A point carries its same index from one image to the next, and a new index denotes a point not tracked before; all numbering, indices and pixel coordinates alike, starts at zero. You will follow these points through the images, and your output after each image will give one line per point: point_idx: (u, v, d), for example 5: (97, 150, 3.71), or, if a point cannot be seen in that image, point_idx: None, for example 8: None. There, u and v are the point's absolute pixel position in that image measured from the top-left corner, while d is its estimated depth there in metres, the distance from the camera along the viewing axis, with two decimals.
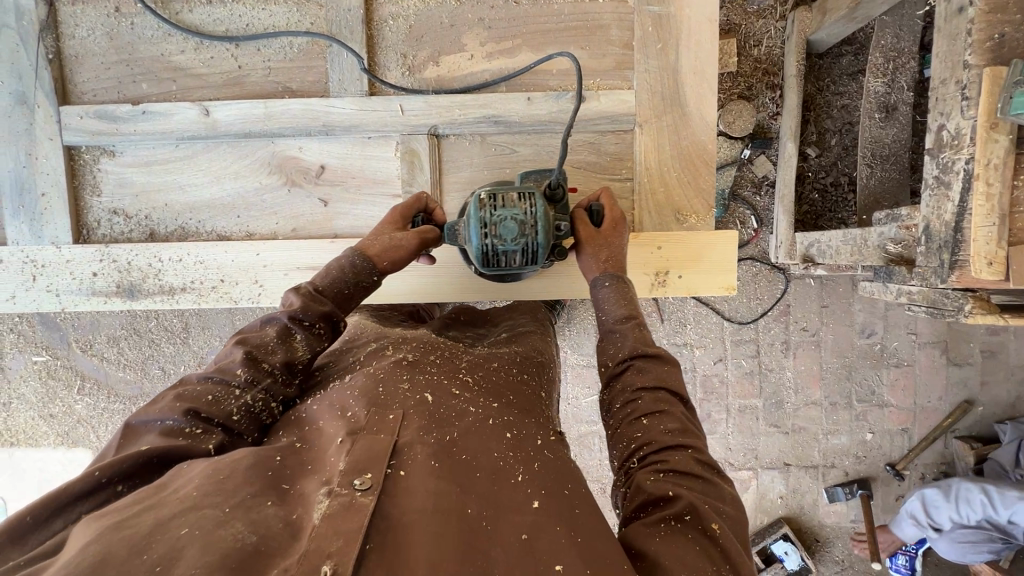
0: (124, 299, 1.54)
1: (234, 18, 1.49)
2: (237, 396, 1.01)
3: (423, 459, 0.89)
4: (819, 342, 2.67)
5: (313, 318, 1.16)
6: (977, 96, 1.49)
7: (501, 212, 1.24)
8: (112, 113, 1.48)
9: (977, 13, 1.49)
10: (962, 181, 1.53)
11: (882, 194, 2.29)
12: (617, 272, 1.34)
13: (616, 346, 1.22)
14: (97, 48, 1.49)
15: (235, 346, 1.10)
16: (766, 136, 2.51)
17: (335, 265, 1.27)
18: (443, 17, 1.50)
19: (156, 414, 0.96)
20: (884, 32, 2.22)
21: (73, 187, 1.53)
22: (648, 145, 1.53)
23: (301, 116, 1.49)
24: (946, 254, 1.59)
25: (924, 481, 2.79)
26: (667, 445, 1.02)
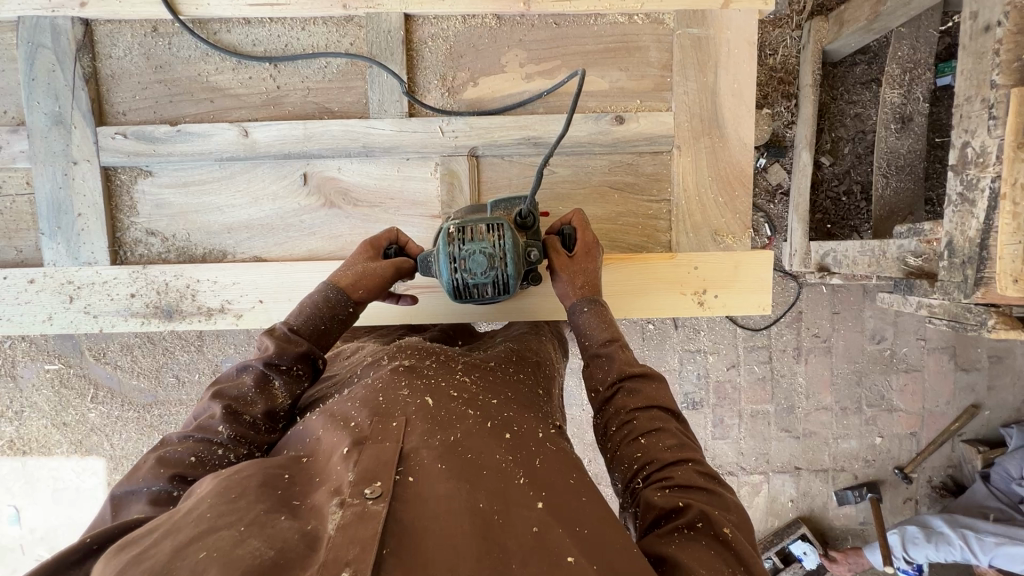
0: (161, 320, 1.53)
1: (273, 38, 1.48)
2: (219, 455, 1.06)
3: (430, 463, 0.89)
4: (830, 348, 2.70)
5: (291, 361, 1.19)
6: (1004, 116, 1.53)
7: (469, 246, 1.22)
8: (151, 134, 1.47)
9: (1005, 34, 1.53)
10: (987, 199, 1.57)
11: (897, 205, 2.31)
12: (594, 296, 1.33)
13: (604, 370, 1.21)
14: (133, 68, 1.48)
15: (212, 399, 1.13)
16: (781, 144, 2.54)
17: (310, 302, 1.28)
18: (482, 38, 1.50)
19: (142, 482, 1.00)
20: (901, 43, 2.24)
21: (110, 209, 1.53)
22: (685, 167, 1.54)
23: (340, 138, 1.48)
24: (970, 270, 1.63)
25: (931, 484, 2.83)
26: (668, 462, 1.03)
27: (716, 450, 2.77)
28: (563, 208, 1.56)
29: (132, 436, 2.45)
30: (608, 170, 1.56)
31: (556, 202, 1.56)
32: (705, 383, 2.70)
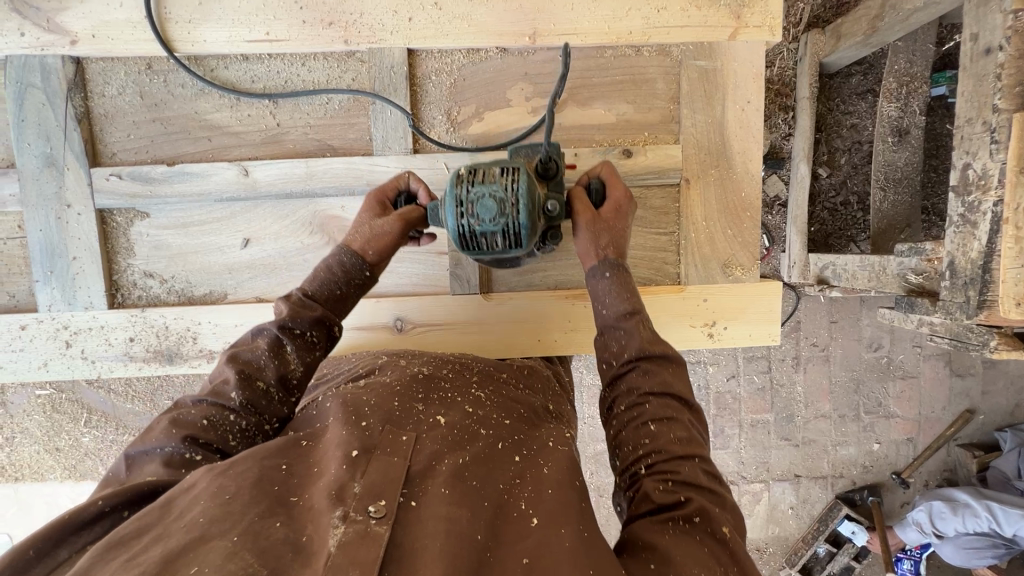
0: (162, 364, 1.50)
1: (272, 74, 1.44)
2: (230, 421, 1.03)
3: (436, 485, 0.85)
4: (829, 357, 2.72)
5: (305, 327, 1.13)
6: (1007, 140, 1.54)
7: (478, 189, 1.09)
8: (147, 175, 1.43)
9: (1008, 58, 1.55)
10: (989, 222, 1.58)
11: (894, 218, 2.31)
12: (617, 260, 1.23)
13: (620, 343, 1.15)
14: (127, 107, 1.44)
15: (225, 363, 1.10)
16: (778, 157, 2.54)
17: (324, 266, 1.21)
18: (486, 73, 1.47)
19: (154, 442, 0.97)
20: (897, 58, 2.25)
21: (107, 251, 1.48)
22: (692, 201, 1.52)
23: (343, 175, 1.45)
24: (973, 291, 1.63)
25: (927, 487, 2.87)
26: (675, 454, 0.99)
27: (718, 460, 2.77)
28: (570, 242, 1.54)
29: None
30: None
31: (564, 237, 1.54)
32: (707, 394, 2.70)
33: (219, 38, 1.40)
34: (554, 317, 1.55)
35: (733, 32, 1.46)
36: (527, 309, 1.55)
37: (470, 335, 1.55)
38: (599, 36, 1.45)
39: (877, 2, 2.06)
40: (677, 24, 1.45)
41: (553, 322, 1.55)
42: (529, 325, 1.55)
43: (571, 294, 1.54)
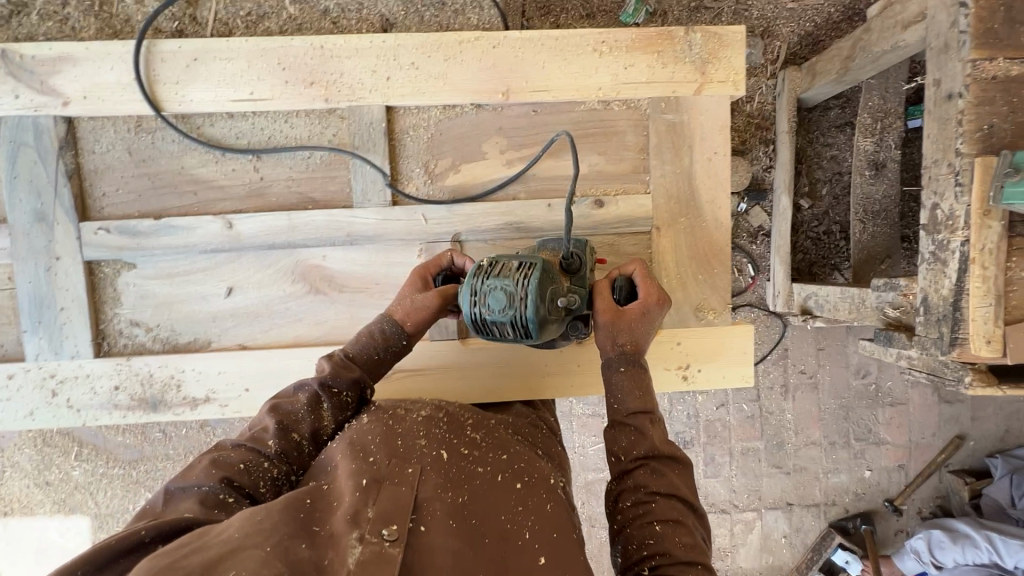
0: (145, 411, 1.53)
1: (256, 131, 1.50)
2: (264, 467, 1.09)
3: (442, 516, 0.94)
4: (816, 384, 2.74)
5: (342, 386, 1.23)
6: (970, 183, 1.63)
7: (492, 283, 1.21)
8: (134, 228, 1.48)
9: (967, 105, 1.65)
10: (957, 261, 1.65)
11: (874, 249, 2.37)
12: (630, 354, 1.29)
13: (630, 439, 1.21)
14: (117, 163, 1.49)
15: (268, 412, 1.19)
16: (761, 188, 2.59)
17: (366, 331, 1.33)
18: (462, 127, 1.53)
19: (193, 480, 1.03)
20: (871, 94, 2.30)
21: (94, 301, 1.52)
22: (664, 248, 1.57)
23: (325, 227, 1.50)
24: (946, 328, 1.68)
25: (921, 514, 2.87)
26: (679, 559, 1.05)
27: (708, 489, 2.78)
28: None
29: (117, 494, 2.39)
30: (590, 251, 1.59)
31: None
32: (696, 422, 2.72)
33: (206, 97, 1.46)
34: (534, 362, 1.59)
35: (699, 86, 1.53)
36: (507, 354, 1.58)
37: (453, 378, 1.57)
38: (570, 92, 1.51)
39: (848, 43, 2.16)
40: (645, 80, 1.52)
41: (533, 364, 1.58)
42: (510, 368, 1.58)
43: None
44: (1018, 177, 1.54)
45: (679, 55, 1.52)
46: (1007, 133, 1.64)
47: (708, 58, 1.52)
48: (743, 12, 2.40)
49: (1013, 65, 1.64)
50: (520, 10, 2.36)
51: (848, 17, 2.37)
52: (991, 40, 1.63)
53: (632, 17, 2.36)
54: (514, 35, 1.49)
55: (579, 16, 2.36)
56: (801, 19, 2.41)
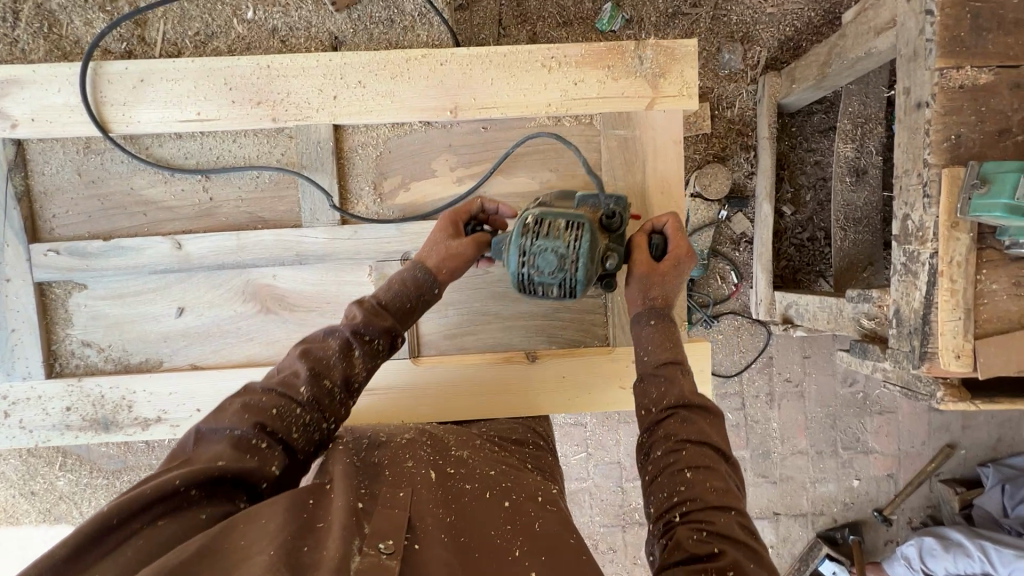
0: (97, 432, 1.52)
1: (205, 151, 1.50)
2: (297, 413, 1.10)
3: (434, 531, 0.98)
4: (802, 393, 2.70)
5: (374, 334, 1.22)
6: (938, 194, 1.58)
7: (542, 243, 1.18)
8: (83, 250, 1.48)
9: (934, 114, 1.61)
10: (928, 273, 1.60)
11: (856, 256, 2.32)
12: (662, 310, 1.34)
13: (661, 389, 1.25)
14: (66, 184, 1.50)
15: (298, 356, 1.18)
16: (742, 195, 2.54)
17: (397, 278, 1.31)
18: (412, 145, 1.52)
19: (226, 422, 1.04)
20: (851, 99, 2.27)
21: (46, 322, 1.52)
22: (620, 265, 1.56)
23: (274, 246, 1.49)
24: (916, 341, 1.63)
25: (912, 524, 2.80)
26: (711, 502, 1.07)
27: None
28: (501, 305, 1.58)
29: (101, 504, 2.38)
30: None
31: (496, 299, 1.58)
32: None
33: (152, 118, 1.46)
34: (486, 382, 1.57)
35: (650, 102, 1.51)
36: (459, 375, 1.56)
37: (425, 397, 1.56)
38: (519, 109, 1.49)
39: (824, 49, 2.12)
40: (595, 96, 1.50)
41: (508, 380, 1.57)
42: (485, 383, 1.56)
43: (501, 358, 1.56)
44: (985, 189, 1.48)
45: (630, 69, 1.50)
46: (974, 144, 1.60)
47: (659, 72, 1.50)
48: (722, 17, 2.39)
49: (979, 74, 1.60)
50: (497, 17, 2.34)
51: (824, 22, 2.39)
52: (958, 48, 1.59)
53: (607, 25, 2.33)
54: (462, 51, 1.48)
55: (557, 23, 2.34)
56: (780, 24, 2.40)
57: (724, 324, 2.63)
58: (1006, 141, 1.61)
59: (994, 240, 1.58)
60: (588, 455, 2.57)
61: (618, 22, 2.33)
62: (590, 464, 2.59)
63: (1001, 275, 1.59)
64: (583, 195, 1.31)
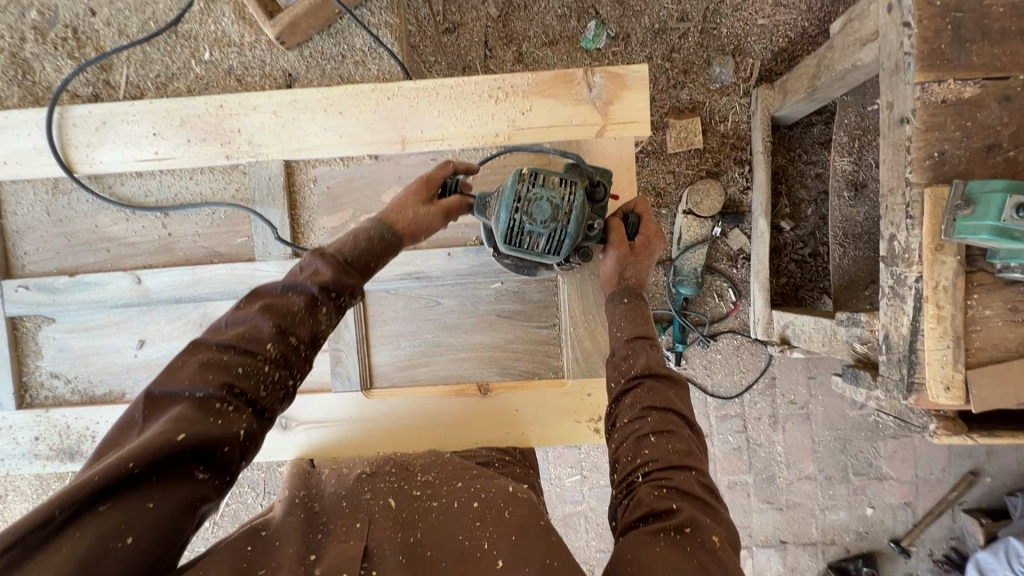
0: (62, 461, 1.56)
1: (164, 188, 1.56)
2: (265, 371, 0.98)
3: (391, 555, 0.95)
4: (809, 415, 2.41)
5: (340, 292, 1.12)
6: (921, 216, 1.42)
7: (538, 190, 1.19)
8: (50, 285, 1.53)
9: (915, 131, 1.44)
10: (913, 300, 1.43)
11: (856, 277, 2.01)
12: (636, 289, 1.37)
13: (629, 361, 1.24)
14: (37, 224, 1.57)
15: (259, 311, 1.03)
16: (737, 210, 2.32)
17: (363, 235, 1.24)
18: (364, 177, 1.54)
19: (182, 385, 0.91)
20: (847, 111, 2.02)
21: (18, 355, 1.59)
22: (572, 294, 1.52)
23: (227, 280, 1.52)
24: (905, 369, 1.46)
25: (932, 558, 2.42)
26: (671, 463, 1.06)
27: None
28: (452, 337, 1.57)
29: None
30: (495, 298, 1.57)
31: (443, 329, 1.57)
32: None
33: (112, 158, 1.51)
34: (439, 414, 1.53)
35: (600, 129, 1.47)
36: (412, 406, 1.53)
37: (391, 428, 1.53)
38: (466, 140, 1.49)
39: (814, 61, 1.94)
40: (543, 125, 1.48)
41: (475, 413, 1.53)
42: (451, 415, 1.53)
43: (454, 390, 1.54)
44: (970, 210, 1.32)
45: (578, 96, 1.47)
46: (962, 161, 1.42)
47: (609, 99, 1.47)
48: (710, 30, 2.24)
49: (963, 87, 1.42)
50: (483, 39, 2.23)
51: (820, 31, 2.22)
52: (938, 61, 1.42)
53: (592, 43, 2.21)
54: (409, 85, 1.49)
55: (543, 42, 2.23)
56: (774, 34, 2.24)
57: (721, 344, 2.38)
58: (996, 157, 1.42)
59: (986, 263, 1.40)
60: (582, 478, 2.41)
61: (604, 40, 2.23)
62: (585, 487, 2.43)
63: (995, 300, 1.40)
64: (570, 163, 1.34)
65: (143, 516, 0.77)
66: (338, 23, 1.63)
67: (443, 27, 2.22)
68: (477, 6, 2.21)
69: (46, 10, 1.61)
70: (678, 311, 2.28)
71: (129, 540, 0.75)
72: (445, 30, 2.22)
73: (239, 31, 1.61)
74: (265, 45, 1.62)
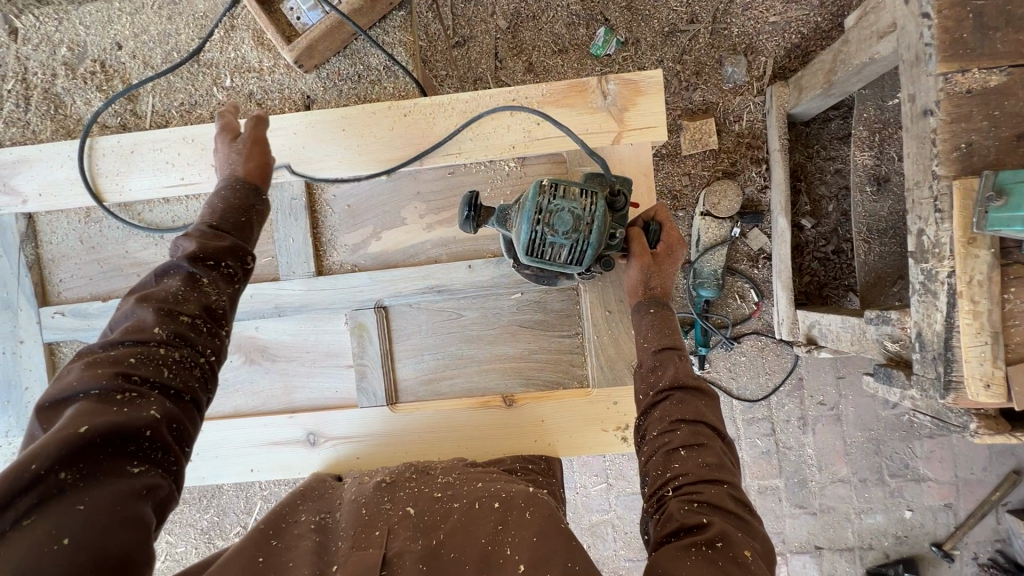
0: None
1: (190, 212, 1.60)
2: (161, 354, 0.95)
3: (412, 562, 0.96)
4: (840, 416, 2.35)
5: (217, 257, 1.10)
6: (951, 210, 1.38)
7: (559, 202, 1.19)
8: (84, 311, 1.58)
9: (939, 123, 1.41)
10: (946, 295, 1.38)
11: (885, 273, 1.95)
12: (662, 299, 1.36)
13: (656, 374, 1.23)
14: (70, 252, 1.62)
15: (136, 305, 1.00)
16: (757, 210, 2.29)
17: (215, 200, 1.23)
18: (382, 194, 1.56)
19: (73, 389, 0.87)
20: (865, 105, 1.99)
21: (55, 380, 1.63)
22: (593, 301, 1.51)
23: (253, 300, 1.54)
24: (941, 367, 1.41)
25: (978, 561, 2.32)
26: (701, 476, 1.03)
27: None
28: (474, 349, 1.57)
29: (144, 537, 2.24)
30: (515, 309, 1.57)
31: (465, 342, 1.57)
32: None
33: (140, 186, 1.56)
34: (462, 427, 1.53)
35: (616, 136, 1.47)
36: (434, 420, 1.53)
37: (415, 442, 1.53)
38: (482, 153, 1.50)
39: (830, 56, 1.91)
40: (558, 135, 1.48)
41: (499, 424, 1.53)
42: (475, 427, 1.53)
43: (478, 402, 1.53)
44: (1002, 202, 1.28)
45: (593, 105, 1.47)
46: (990, 152, 1.38)
47: (624, 106, 1.46)
48: (721, 30, 2.23)
49: (990, 75, 1.39)
50: (493, 50, 2.25)
51: (834, 25, 2.19)
52: (961, 50, 1.38)
53: (602, 49, 2.22)
54: (425, 101, 1.51)
55: (552, 51, 2.24)
56: (787, 31, 2.22)
57: (746, 347, 2.34)
58: None
59: (1022, 255, 1.35)
60: (609, 487, 2.37)
61: (614, 45, 2.23)
62: (612, 496, 2.39)
63: None
64: (590, 174, 1.35)
65: (70, 522, 0.74)
66: (353, 44, 1.66)
67: (452, 41, 2.25)
68: (486, 19, 2.23)
69: (75, 46, 1.67)
70: (700, 314, 2.25)
71: (65, 542, 0.72)
72: (455, 44, 2.25)
73: (257, 56, 1.65)
74: (283, 69, 1.65)
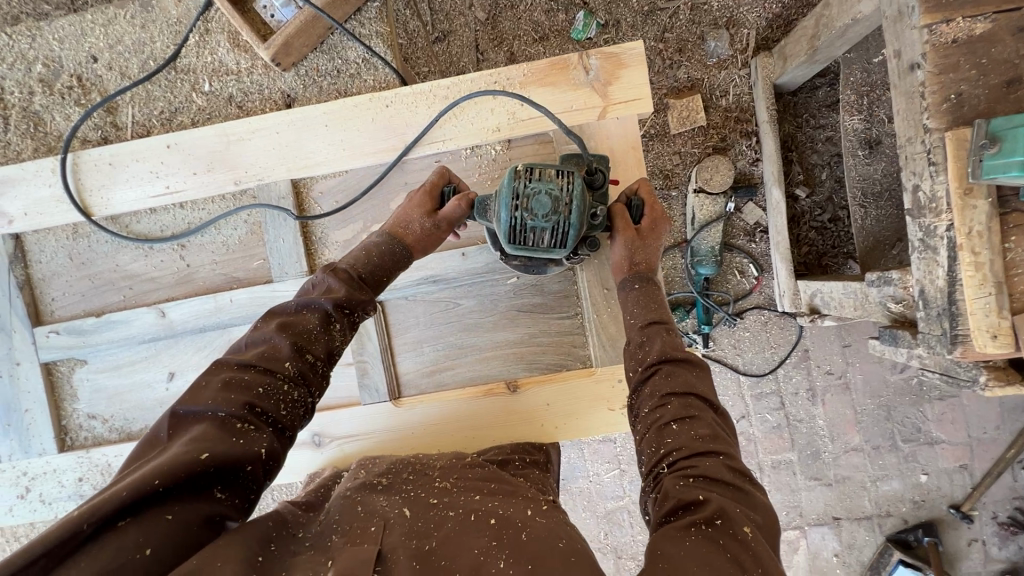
0: None
1: (177, 221, 1.58)
2: (284, 390, 1.06)
3: (404, 560, 0.90)
4: (848, 384, 2.33)
5: (354, 306, 1.22)
6: (944, 161, 1.36)
7: (535, 185, 1.17)
8: (79, 327, 1.56)
9: (927, 76, 1.38)
10: (947, 248, 1.36)
11: (884, 235, 1.93)
12: (647, 274, 1.35)
13: (644, 349, 1.22)
14: (61, 270, 1.61)
15: (276, 331, 1.12)
16: (750, 182, 2.26)
17: (371, 249, 1.33)
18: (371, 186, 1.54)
19: (204, 404, 0.97)
20: (852, 69, 1.97)
21: (55, 400, 1.62)
22: (591, 278, 1.49)
23: (248, 304, 1.53)
24: (946, 323, 1.39)
25: (997, 521, 2.31)
26: (696, 449, 1.02)
27: None
28: (476, 337, 1.55)
29: None
30: (512, 294, 1.55)
31: (465, 332, 1.56)
32: None
33: (125, 198, 1.54)
34: (468, 416, 1.51)
35: (602, 111, 1.45)
36: (439, 413, 1.52)
37: (423, 434, 1.52)
38: (467, 138, 1.48)
39: (811, 21, 1.88)
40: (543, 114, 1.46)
41: (506, 410, 1.51)
42: (481, 416, 1.51)
43: (482, 390, 1.52)
44: (996, 149, 1.26)
45: (576, 81, 1.45)
46: (980, 101, 1.36)
47: (607, 80, 1.45)
48: (701, 5, 2.21)
49: (974, 24, 1.37)
50: (473, 43, 2.23)
51: None
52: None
53: (583, 33, 2.20)
54: (406, 90, 1.49)
55: (533, 39, 2.22)
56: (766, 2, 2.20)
57: (749, 321, 2.32)
58: (1019, 91, 1.35)
59: (1020, 202, 1.32)
60: (622, 472, 2.35)
61: (594, 28, 2.21)
62: (625, 481, 2.37)
63: None
64: (568, 155, 1.34)
65: (156, 535, 0.79)
66: (329, 39, 1.64)
67: (432, 37, 2.23)
68: (464, 12, 2.22)
69: (50, 63, 1.66)
70: (700, 292, 2.23)
71: (147, 552, 0.77)
72: (435, 40, 2.23)
73: (235, 59, 1.63)
74: (260, 69, 1.63)
